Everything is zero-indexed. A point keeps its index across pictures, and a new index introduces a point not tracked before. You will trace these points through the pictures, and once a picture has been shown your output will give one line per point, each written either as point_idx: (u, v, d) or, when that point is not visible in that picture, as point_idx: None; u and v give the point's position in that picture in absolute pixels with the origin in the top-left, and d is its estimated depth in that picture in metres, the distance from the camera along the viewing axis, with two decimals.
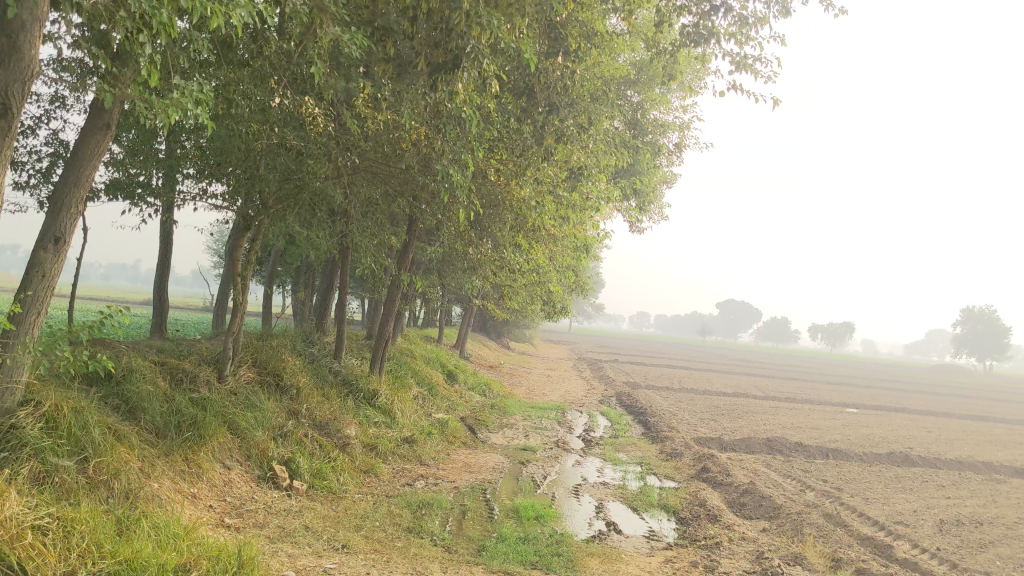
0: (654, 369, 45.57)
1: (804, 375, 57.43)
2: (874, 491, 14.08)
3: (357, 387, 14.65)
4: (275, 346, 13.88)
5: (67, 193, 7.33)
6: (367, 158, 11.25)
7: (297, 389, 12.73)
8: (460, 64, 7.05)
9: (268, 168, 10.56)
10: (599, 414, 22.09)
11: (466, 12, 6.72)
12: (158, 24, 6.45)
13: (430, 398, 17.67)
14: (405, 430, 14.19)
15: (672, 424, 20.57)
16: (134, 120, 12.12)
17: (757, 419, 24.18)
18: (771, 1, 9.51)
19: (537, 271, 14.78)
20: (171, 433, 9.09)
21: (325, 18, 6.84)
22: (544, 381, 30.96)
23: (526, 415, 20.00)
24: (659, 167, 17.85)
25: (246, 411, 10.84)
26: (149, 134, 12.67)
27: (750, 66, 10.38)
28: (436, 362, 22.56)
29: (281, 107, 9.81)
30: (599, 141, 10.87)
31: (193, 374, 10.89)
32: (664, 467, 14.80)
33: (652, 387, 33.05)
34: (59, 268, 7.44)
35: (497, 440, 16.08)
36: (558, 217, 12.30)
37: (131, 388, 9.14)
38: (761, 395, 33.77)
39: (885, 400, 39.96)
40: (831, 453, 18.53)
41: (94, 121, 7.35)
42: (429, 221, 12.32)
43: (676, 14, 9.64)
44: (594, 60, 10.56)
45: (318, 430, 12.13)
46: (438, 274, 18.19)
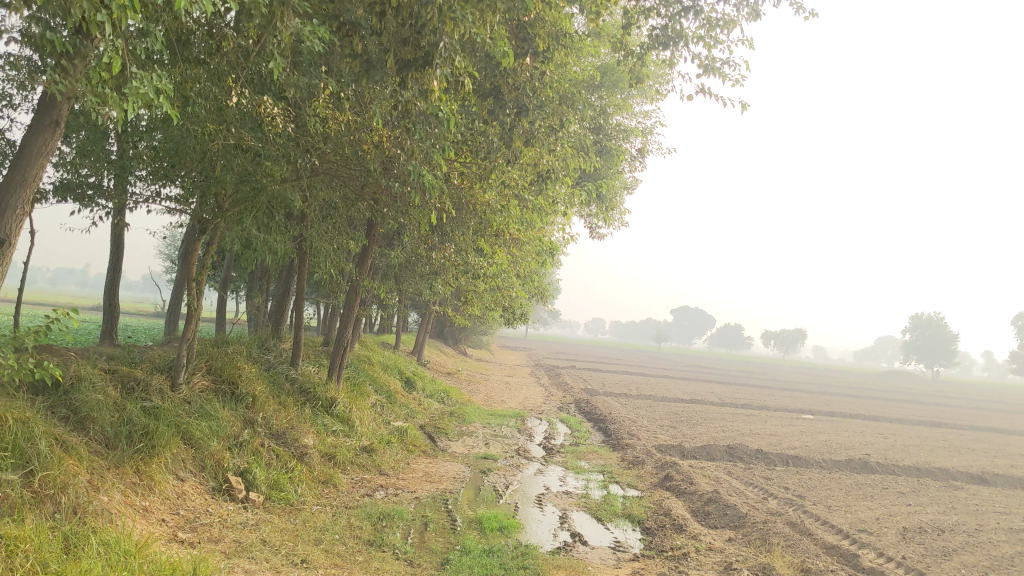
0: (612, 376, 45.62)
1: (759, 382, 57.94)
2: (836, 499, 14.12)
3: (314, 395, 14.32)
4: (230, 353, 13.51)
5: (12, 194, 6.98)
6: (327, 159, 10.96)
7: (253, 397, 12.40)
8: (430, 61, 6.85)
9: (225, 170, 10.22)
10: (558, 422, 21.95)
11: (437, 8, 6.54)
12: (114, 17, 6.16)
13: (389, 405, 17.38)
14: (364, 439, 13.90)
15: (632, 431, 20.50)
16: (85, 119, 11.71)
17: (716, 426, 24.22)
18: (740, 5, 9.45)
19: (499, 276, 14.60)
20: (122, 444, 8.74)
21: (287, 12, 6.59)
22: (502, 387, 30.76)
23: (486, 422, 19.79)
24: (622, 172, 17.79)
25: (201, 421, 10.49)
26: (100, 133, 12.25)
27: (718, 70, 10.32)
28: (395, 368, 22.26)
29: (239, 106, 9.51)
30: (565, 145, 10.74)
31: (145, 383, 10.52)
32: (627, 475, 14.69)
33: (610, 393, 33.04)
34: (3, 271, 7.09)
35: (457, 448, 15.86)
36: (522, 221, 12.13)
37: (79, 397, 8.78)
38: (718, 402, 33.92)
39: (839, 406, 40.42)
40: (790, 460, 18.59)
41: (42, 118, 7.08)
42: (390, 225, 12.08)
43: (644, 16, 9.54)
44: (561, 62, 10.42)
45: (275, 439, 11.81)
46: (397, 280, 17.91)
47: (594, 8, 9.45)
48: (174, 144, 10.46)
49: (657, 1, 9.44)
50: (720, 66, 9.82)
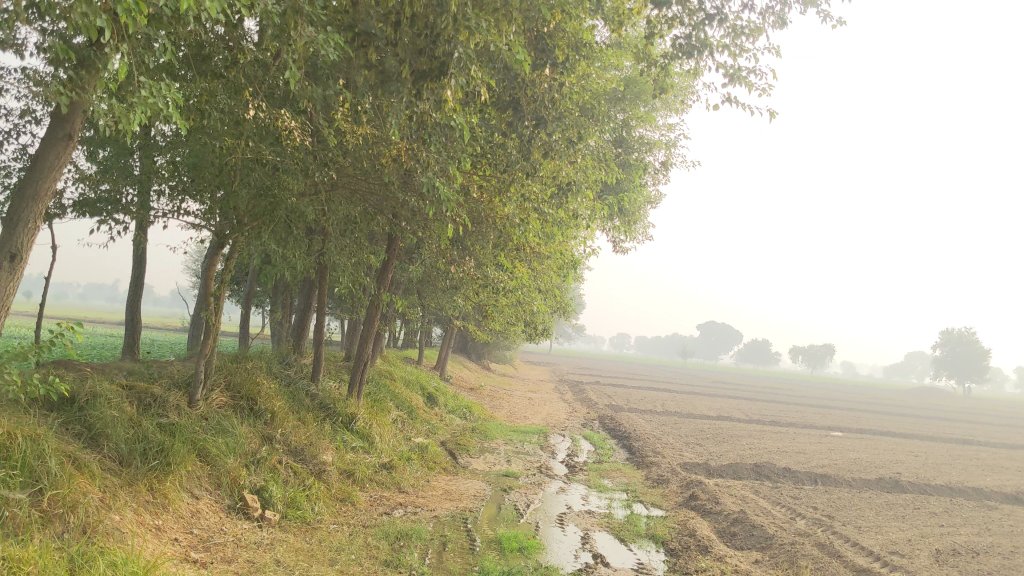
0: (637, 391, 45.27)
1: (787, 398, 57.29)
2: (866, 519, 13.75)
3: (334, 411, 14.17)
4: (250, 369, 13.40)
5: (24, 208, 6.91)
6: (346, 173, 10.84)
7: (272, 413, 12.26)
8: (446, 71, 6.69)
9: (243, 183, 10.11)
10: (582, 439, 21.66)
11: (453, 18, 6.40)
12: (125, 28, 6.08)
13: (410, 421, 17.20)
14: (384, 456, 13.72)
15: (657, 449, 20.18)
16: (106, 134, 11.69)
17: (743, 443, 23.83)
18: (766, 12, 9.24)
19: (521, 291, 14.41)
20: (136, 461, 8.62)
21: (301, 21, 6.46)
22: (526, 403, 30.49)
23: (508, 439, 19.56)
24: (645, 185, 17.57)
25: (218, 437, 10.36)
26: (121, 149, 12.22)
27: (743, 79, 10.10)
28: (417, 384, 22.10)
29: (256, 119, 9.41)
30: (587, 156, 10.55)
31: (162, 399, 10.41)
32: (651, 494, 14.40)
33: (635, 409, 32.71)
34: (15, 287, 7.02)
35: (479, 465, 15.63)
36: (543, 234, 11.95)
37: (94, 413, 8.69)
38: (745, 418, 33.51)
39: (869, 423, 39.81)
40: (819, 479, 18.20)
41: (55, 131, 7.00)
42: (410, 239, 11.92)
43: (668, 25, 9.36)
44: (583, 74, 10.25)
45: (293, 456, 11.66)
46: (419, 295, 17.77)
47: (615, 18, 9.28)
48: (193, 159, 10.40)
49: (680, 10, 9.26)
50: (745, 74, 9.62)
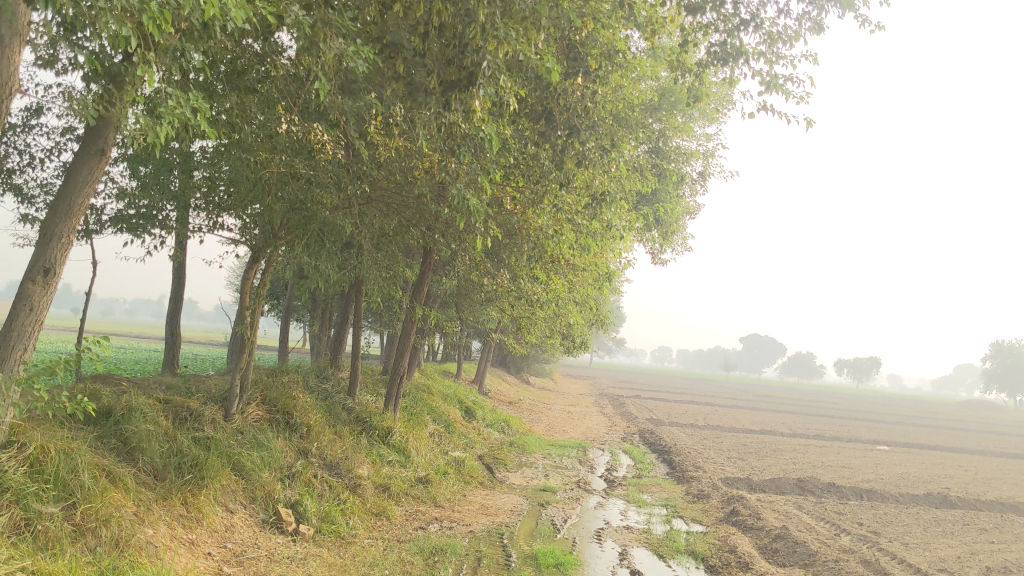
0: (677, 405, 44.85)
1: (831, 412, 56.38)
2: (913, 536, 13.39)
3: (371, 425, 14.14)
4: (287, 383, 13.43)
5: (57, 222, 6.98)
6: (381, 184, 10.84)
7: (308, 427, 12.25)
8: (475, 80, 6.61)
9: (276, 197, 10.15)
10: (621, 453, 21.43)
11: (481, 26, 6.34)
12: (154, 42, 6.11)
13: (447, 435, 17.13)
14: (420, 470, 13.65)
15: (698, 463, 19.90)
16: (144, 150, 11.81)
17: (786, 458, 23.43)
18: (803, 18, 9.07)
19: (557, 303, 14.30)
20: (170, 475, 8.63)
21: (329, 32, 6.44)
22: (565, 417, 30.28)
23: (546, 453, 19.41)
24: (682, 197, 17.38)
25: (253, 451, 10.36)
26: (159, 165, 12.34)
27: (781, 86, 9.93)
28: (455, 398, 22.04)
29: (290, 133, 9.44)
30: (622, 167, 10.41)
31: (198, 413, 10.44)
32: (691, 509, 14.16)
33: (676, 423, 32.37)
34: (49, 302, 7.07)
35: (516, 480, 15.50)
36: (578, 246, 11.84)
37: (130, 427, 8.73)
38: (788, 432, 33.00)
39: (916, 437, 39.01)
40: (864, 494, 17.80)
41: (88, 146, 7.05)
42: (444, 252, 11.83)
43: (702, 33, 9.23)
44: (616, 84, 10.15)
45: (328, 470, 11.63)
46: (456, 308, 17.72)
47: (649, 26, 9.17)
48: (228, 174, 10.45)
49: (715, 17, 9.12)
50: (783, 81, 9.44)
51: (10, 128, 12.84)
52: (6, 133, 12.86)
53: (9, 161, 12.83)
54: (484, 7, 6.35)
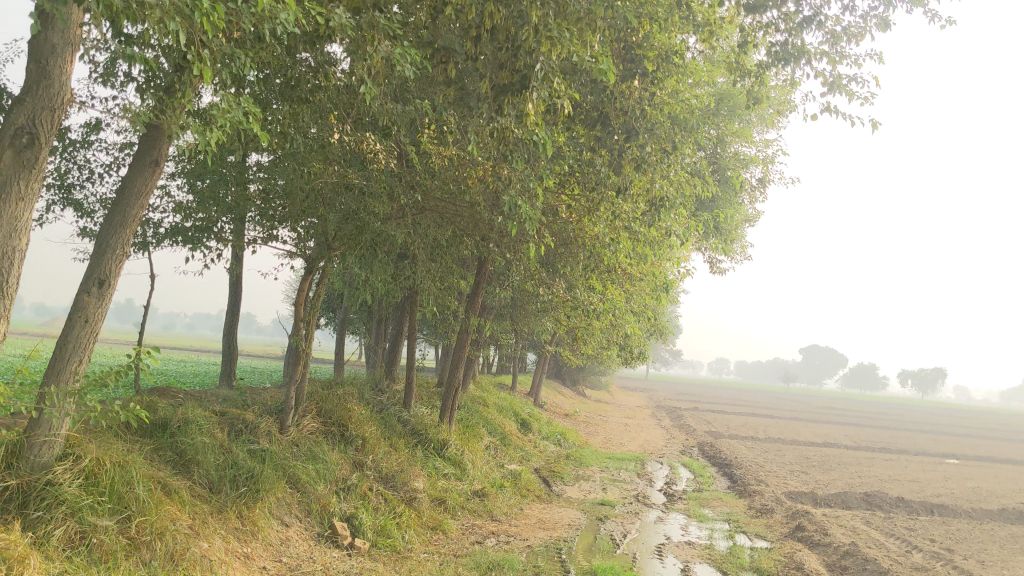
0: (737, 417, 44.12)
1: (896, 424, 55.03)
2: (989, 553, 12.83)
3: (426, 437, 14.02)
4: (342, 395, 13.38)
5: (111, 235, 6.99)
6: (434, 193, 10.76)
7: (363, 439, 12.15)
8: (528, 83, 6.42)
9: (329, 209, 10.12)
10: (680, 466, 21.02)
11: (534, 28, 6.16)
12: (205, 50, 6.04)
13: (503, 448, 16.94)
14: (476, 483, 13.47)
15: (759, 477, 19.42)
16: (200, 163, 11.87)
17: (852, 472, 22.78)
18: (869, 14, 8.72)
19: (615, 314, 14.04)
20: (226, 488, 8.55)
21: (377, 36, 6.33)
22: (622, 430, 29.90)
23: (604, 466, 19.12)
24: (741, 204, 17.01)
25: (308, 464, 10.28)
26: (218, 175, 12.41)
27: (844, 87, 9.58)
28: (510, 410, 21.87)
29: (343, 143, 9.40)
30: (680, 172, 10.15)
31: (254, 425, 10.41)
32: (755, 525, 13.76)
33: (736, 436, 31.79)
34: (105, 313, 7.05)
35: (573, 493, 15.24)
36: (635, 254, 11.60)
37: (185, 440, 8.71)
38: (853, 445, 32.19)
39: (988, 450, 37.78)
40: (935, 509, 17.18)
41: (141, 158, 7.05)
42: (499, 262, 11.67)
43: (762, 33, 8.95)
44: (673, 88, 9.90)
45: (384, 483, 11.51)
46: (511, 320, 17.56)
47: (706, 27, 8.90)
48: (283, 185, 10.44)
49: (775, 16, 8.82)
50: (847, 81, 9.09)
51: (71, 145, 13.06)
52: (67, 148, 13.06)
53: (71, 176, 13.05)
54: (538, 8, 6.17)
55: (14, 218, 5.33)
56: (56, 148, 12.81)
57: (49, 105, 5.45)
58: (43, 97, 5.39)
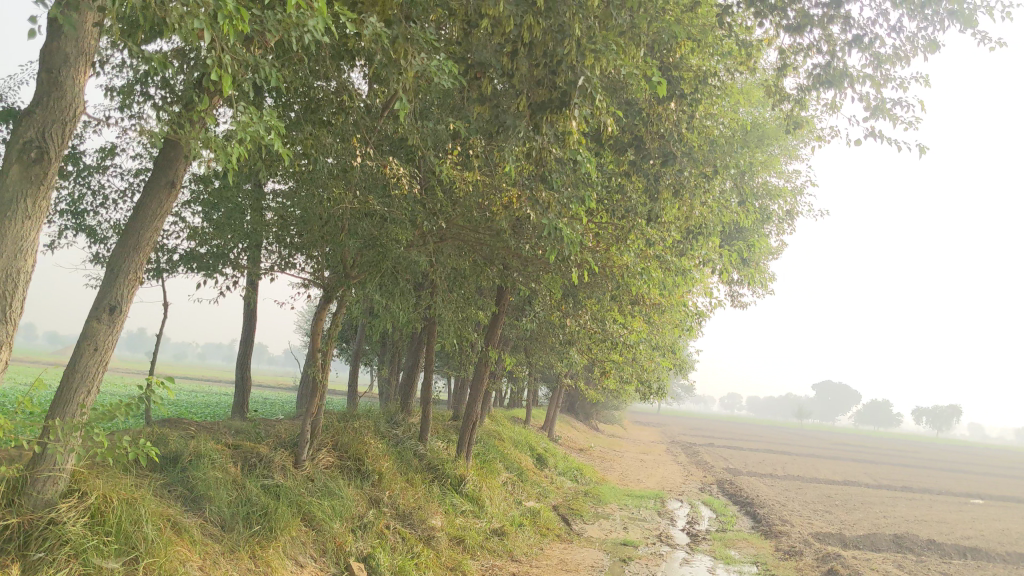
0: (753, 454, 43.45)
1: (914, 462, 54.21)
2: None
3: (443, 472, 13.58)
4: (358, 429, 12.99)
5: (124, 259, 6.66)
6: (456, 219, 10.46)
7: (379, 474, 11.72)
8: (568, 99, 6.10)
9: (349, 235, 9.81)
10: (701, 504, 20.47)
11: (577, 42, 5.86)
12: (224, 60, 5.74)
13: (521, 484, 16.48)
14: (495, 521, 12.99)
15: (784, 517, 18.88)
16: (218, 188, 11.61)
17: (877, 512, 22.17)
18: (915, 36, 8.49)
19: (640, 346, 13.65)
20: (238, 525, 8.12)
21: (410, 49, 6.02)
22: (638, 466, 29.34)
23: (623, 504, 18.60)
24: (768, 234, 16.68)
25: (324, 500, 9.87)
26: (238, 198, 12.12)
27: (888, 112, 9.31)
28: (526, 445, 21.42)
29: (365, 165, 9.10)
30: (712, 200, 9.81)
31: (268, 460, 10.04)
32: (784, 568, 13.22)
33: (755, 473, 31.18)
34: (116, 341, 6.69)
35: (594, 533, 14.73)
36: (663, 284, 11.24)
37: (197, 474, 8.34)
38: (875, 483, 31.57)
39: (1011, 490, 37.05)
40: (968, 552, 16.59)
41: (157, 178, 6.75)
42: (522, 291, 11.32)
43: (804, 55, 8.72)
44: (709, 112, 9.61)
45: (401, 521, 11.04)
46: (529, 351, 17.18)
47: (745, 50, 8.67)
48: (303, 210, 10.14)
49: (817, 38, 8.61)
50: (894, 104, 8.88)
51: (85, 170, 12.83)
52: (81, 173, 12.83)
53: (85, 203, 12.80)
54: (580, 20, 5.89)
55: (20, 236, 4.99)
56: (70, 174, 12.56)
57: (60, 117, 5.14)
58: (53, 109, 5.07)
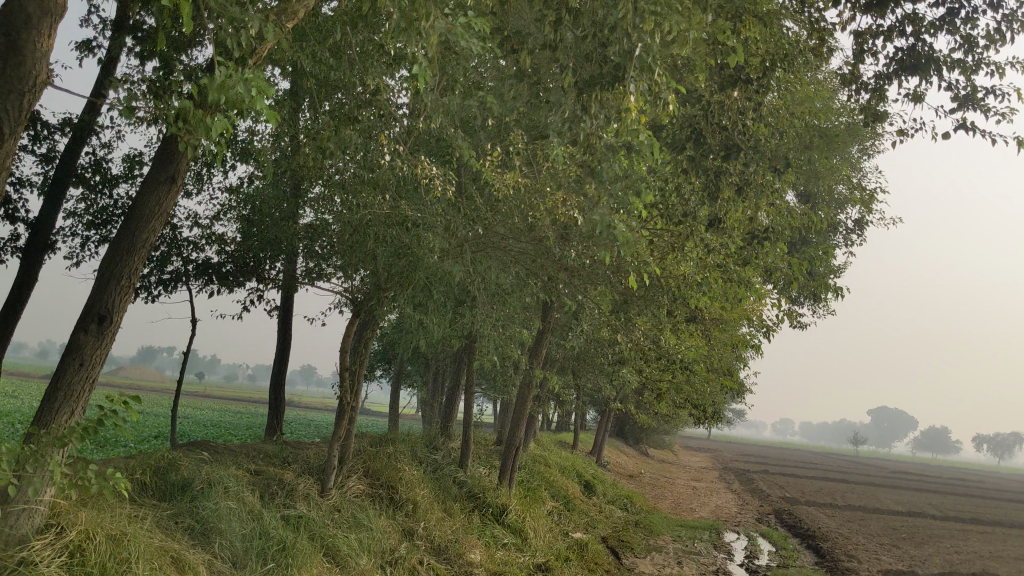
0: (811, 482, 41.81)
1: (980, 493, 51.87)
2: None
3: (484, 502, 12.70)
4: (393, 454, 12.20)
5: (118, 262, 5.94)
6: (494, 225, 9.70)
7: (414, 504, 10.87)
8: (621, 73, 5.30)
9: (378, 244, 9.08)
10: (759, 537, 19.28)
11: (632, 1, 5.06)
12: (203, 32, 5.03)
13: (567, 513, 15.51)
14: (539, 555, 11.99)
15: (850, 552, 17.62)
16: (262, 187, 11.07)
17: (951, 547, 20.77)
18: (1014, 13, 7.60)
19: (696, 368, 12.69)
20: (252, 561, 7.30)
21: (437, 13, 5.29)
22: (689, 493, 28.14)
23: (676, 535, 17.52)
24: (832, 246, 15.68)
25: (350, 532, 9.02)
26: (272, 205, 11.49)
27: (980, 102, 8.38)
28: (573, 471, 20.46)
29: (395, 162, 8.42)
30: (778, 203, 8.87)
31: (290, 487, 9.39)
32: None
33: (815, 503, 29.75)
34: (107, 355, 5.96)
35: (646, 568, 13.63)
36: (721, 295, 10.30)
37: (206, 505, 7.63)
38: (943, 515, 29.95)
39: None
40: None
41: (155, 173, 6.03)
42: (568, 304, 10.42)
43: (886, 38, 7.88)
44: (777, 106, 8.76)
45: (436, 555, 10.10)
46: (576, 373, 16.32)
47: (817, 32, 7.82)
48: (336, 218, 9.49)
49: (900, 19, 7.77)
50: (987, 92, 7.96)
51: (110, 180, 12.29)
52: (105, 183, 12.28)
53: (110, 215, 12.28)
54: None
55: None
56: (95, 185, 12.04)
57: (17, 87, 4.64)
58: (8, 78, 4.59)
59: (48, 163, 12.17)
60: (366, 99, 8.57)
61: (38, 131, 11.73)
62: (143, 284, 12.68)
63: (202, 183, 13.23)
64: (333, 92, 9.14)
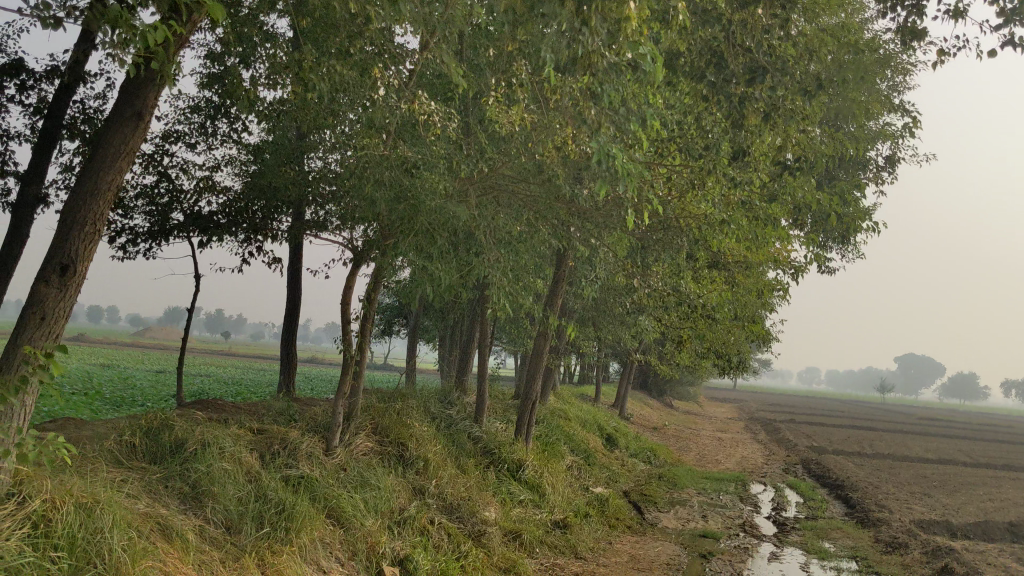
0: (839, 431, 41.31)
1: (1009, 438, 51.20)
2: None
3: (500, 458, 12.27)
4: (402, 410, 11.76)
5: (80, 207, 5.51)
6: (499, 167, 9.20)
7: (425, 461, 10.44)
8: None
9: (378, 188, 8.52)
10: (787, 488, 18.81)
11: None
12: None
13: (587, 468, 15.07)
14: (557, 511, 11.54)
15: (881, 502, 17.12)
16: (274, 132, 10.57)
17: (984, 494, 20.24)
18: None
19: (718, 321, 12.14)
20: (248, 526, 6.88)
21: None
22: (715, 445, 27.71)
23: (701, 488, 17.07)
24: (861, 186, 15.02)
25: (355, 492, 8.59)
26: (276, 151, 10.96)
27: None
28: (595, 424, 20.02)
29: (393, 98, 7.88)
30: (806, 134, 8.23)
31: (293, 446, 8.97)
32: (888, 565, 11.59)
33: (843, 452, 29.25)
34: (71, 307, 5.59)
35: (669, 523, 13.17)
36: (743, 235, 9.70)
37: (199, 468, 7.22)
38: (974, 462, 29.38)
39: None
40: None
41: (121, 109, 5.60)
42: (582, 250, 9.86)
43: None
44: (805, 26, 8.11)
45: (448, 514, 9.66)
46: (594, 324, 15.83)
47: None
48: (339, 162, 8.97)
49: None
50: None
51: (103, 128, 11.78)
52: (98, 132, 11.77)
53: None
54: None
55: None
56: (87, 136, 11.56)
57: None
58: None
59: (38, 114, 11.68)
60: (359, 30, 7.98)
61: (25, 80, 11.22)
62: (143, 237, 12.24)
63: (204, 133, 12.69)
64: (326, 26, 8.57)
